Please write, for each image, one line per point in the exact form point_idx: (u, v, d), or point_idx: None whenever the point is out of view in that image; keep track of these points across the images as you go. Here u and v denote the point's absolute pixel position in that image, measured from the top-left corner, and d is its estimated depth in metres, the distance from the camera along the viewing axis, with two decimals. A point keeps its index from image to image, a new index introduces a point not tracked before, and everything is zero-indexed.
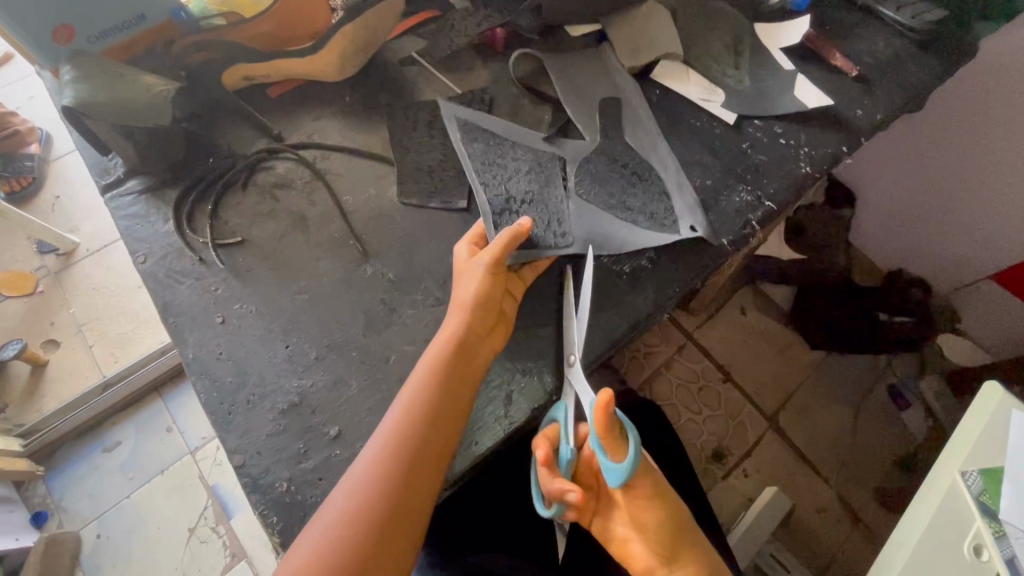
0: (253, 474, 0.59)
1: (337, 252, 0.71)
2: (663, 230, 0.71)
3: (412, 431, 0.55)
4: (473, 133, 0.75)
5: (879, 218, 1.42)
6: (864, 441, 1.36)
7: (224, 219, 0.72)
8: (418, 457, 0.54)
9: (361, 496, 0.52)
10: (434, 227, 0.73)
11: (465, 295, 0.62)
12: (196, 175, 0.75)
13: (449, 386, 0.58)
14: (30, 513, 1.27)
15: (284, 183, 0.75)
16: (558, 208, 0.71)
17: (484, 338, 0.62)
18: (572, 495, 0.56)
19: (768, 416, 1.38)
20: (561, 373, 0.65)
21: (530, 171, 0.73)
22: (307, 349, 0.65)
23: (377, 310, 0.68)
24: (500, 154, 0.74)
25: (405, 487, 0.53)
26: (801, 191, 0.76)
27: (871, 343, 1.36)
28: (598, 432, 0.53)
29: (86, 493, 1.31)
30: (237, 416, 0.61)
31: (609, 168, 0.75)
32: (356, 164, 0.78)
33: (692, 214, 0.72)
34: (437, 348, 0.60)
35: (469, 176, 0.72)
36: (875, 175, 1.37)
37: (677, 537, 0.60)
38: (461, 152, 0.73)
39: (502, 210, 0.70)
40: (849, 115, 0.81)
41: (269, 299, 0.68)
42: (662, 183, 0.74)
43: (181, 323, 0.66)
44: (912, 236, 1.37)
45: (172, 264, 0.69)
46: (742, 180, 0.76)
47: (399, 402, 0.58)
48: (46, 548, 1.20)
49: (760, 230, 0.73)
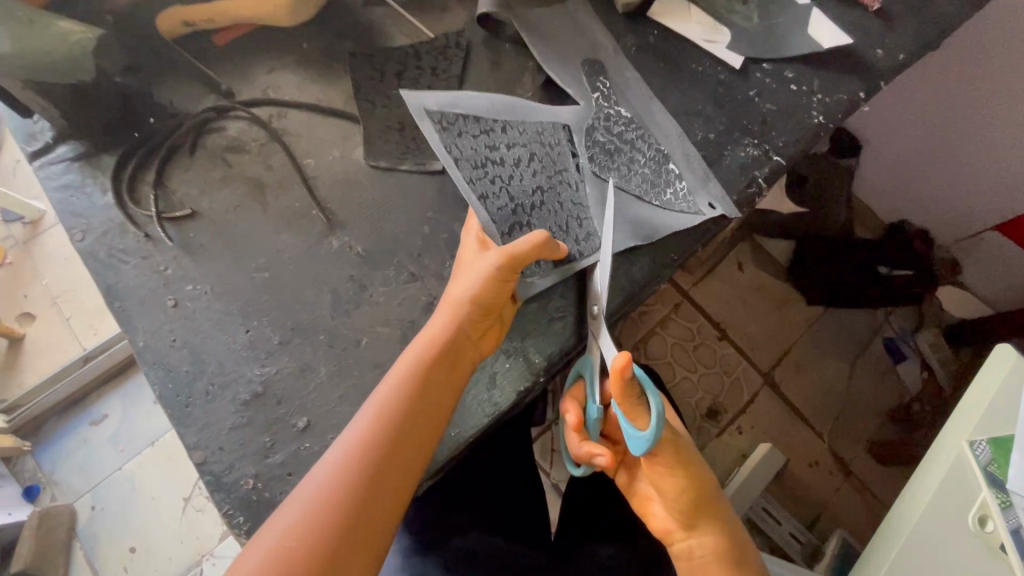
0: (216, 471, 0.54)
1: (299, 224, 0.64)
2: (682, 212, 0.64)
3: (382, 438, 0.50)
4: (455, 126, 0.64)
5: (883, 169, 1.30)
6: (858, 393, 1.33)
7: (170, 188, 0.64)
8: (385, 467, 0.49)
9: (316, 514, 0.46)
10: (406, 193, 0.66)
11: (461, 291, 0.56)
12: (136, 138, 0.66)
13: (427, 391, 0.53)
14: (21, 487, 1.24)
15: (237, 146, 0.67)
16: (570, 210, 0.63)
17: (472, 338, 0.56)
18: (601, 459, 0.57)
19: (764, 373, 1.34)
20: (550, 355, 0.61)
21: (531, 165, 0.64)
22: (270, 334, 0.59)
23: (345, 288, 0.62)
24: (492, 149, 0.64)
25: (367, 501, 0.48)
26: (812, 145, 0.69)
27: (869, 300, 1.31)
28: (615, 397, 0.48)
29: (77, 467, 1.29)
30: (196, 409, 0.56)
31: (613, 148, 0.67)
32: (317, 122, 0.69)
33: (708, 188, 0.65)
34: (417, 349, 0.55)
35: (462, 188, 0.62)
36: (884, 119, 1.22)
37: (700, 507, 0.53)
38: (447, 157, 0.62)
39: (510, 224, 0.62)
40: (868, 55, 0.72)
41: (225, 279, 0.61)
42: (671, 157, 0.67)
43: (129, 308, 0.60)
44: (917, 188, 1.26)
45: (114, 242, 0.62)
46: (748, 133, 0.68)
47: (368, 407, 0.52)
48: (40, 522, 1.17)
49: (766, 188, 0.66)
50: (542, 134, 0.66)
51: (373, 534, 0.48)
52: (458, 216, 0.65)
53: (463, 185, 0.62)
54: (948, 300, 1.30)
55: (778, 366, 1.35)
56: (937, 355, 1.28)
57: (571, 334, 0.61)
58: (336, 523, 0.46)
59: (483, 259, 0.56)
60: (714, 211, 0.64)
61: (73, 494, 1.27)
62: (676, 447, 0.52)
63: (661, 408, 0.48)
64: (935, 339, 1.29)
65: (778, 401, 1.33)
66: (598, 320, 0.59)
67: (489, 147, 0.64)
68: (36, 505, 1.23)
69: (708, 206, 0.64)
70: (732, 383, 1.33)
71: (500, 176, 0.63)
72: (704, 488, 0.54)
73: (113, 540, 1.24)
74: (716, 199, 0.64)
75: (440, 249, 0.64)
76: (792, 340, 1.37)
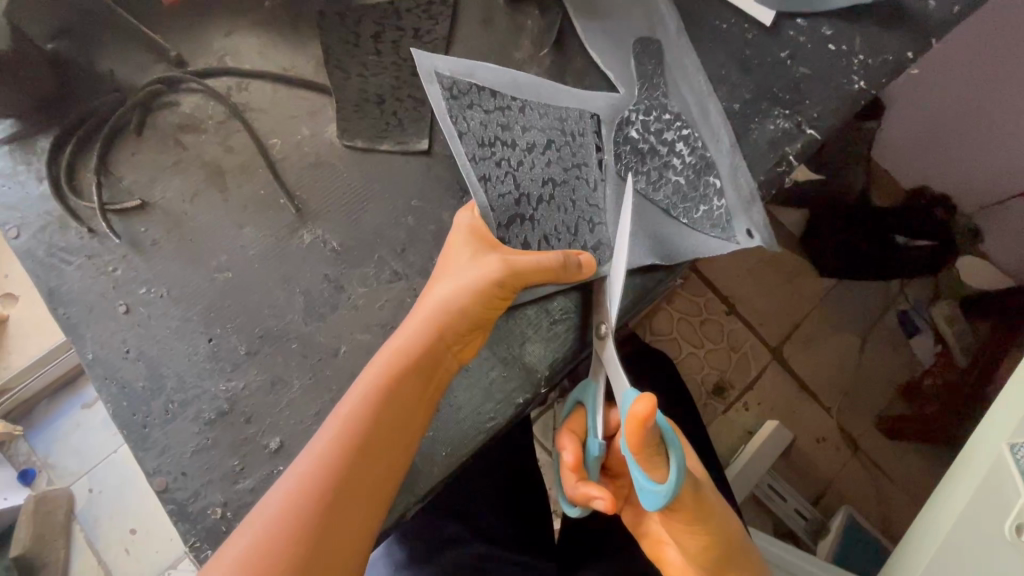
0: (179, 500, 0.49)
1: (266, 214, 0.57)
2: (714, 236, 0.55)
3: (338, 464, 0.42)
4: (467, 96, 0.54)
5: (913, 123, 0.96)
6: (872, 366, 1.03)
7: (117, 176, 0.57)
8: (343, 498, 0.41)
9: (252, 560, 0.38)
10: (386, 178, 0.58)
11: (448, 297, 0.48)
12: (74, 116, 0.58)
13: (398, 407, 0.45)
14: (16, 471, 1.03)
15: (190, 124, 0.59)
16: (584, 210, 0.55)
17: (453, 349, 0.49)
18: (599, 502, 0.48)
19: (769, 347, 1.05)
20: (553, 363, 0.54)
21: (547, 153, 0.55)
22: (236, 343, 0.53)
23: (320, 289, 0.55)
24: (504, 128, 0.55)
25: (318, 541, 0.40)
26: (852, 114, 0.59)
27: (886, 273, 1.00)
28: (631, 447, 0.41)
29: (74, 447, 1.06)
30: (155, 430, 0.51)
31: (648, 148, 0.57)
32: (282, 95, 0.60)
33: (748, 212, 0.55)
34: (388, 358, 0.46)
35: (463, 166, 0.53)
36: (957, 52, 0.84)
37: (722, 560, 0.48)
38: (451, 130, 0.53)
39: (510, 217, 0.54)
40: (921, 4, 0.60)
41: (183, 281, 0.55)
42: (714, 168, 0.57)
43: (75, 316, 0.53)
44: (946, 150, 0.95)
45: (54, 239, 0.55)
46: (778, 102, 0.59)
47: (325, 425, 0.44)
48: (37, 506, 0.99)
49: (798, 167, 0.57)
50: (566, 120, 0.56)
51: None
52: (447, 203, 0.58)
53: (462, 160, 0.53)
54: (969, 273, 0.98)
55: (785, 338, 1.05)
56: (952, 330, 0.97)
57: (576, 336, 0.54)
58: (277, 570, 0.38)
59: (480, 265, 0.49)
60: (749, 240, 0.55)
61: (72, 476, 1.05)
62: (694, 503, 0.44)
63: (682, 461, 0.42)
64: (953, 311, 0.98)
65: (782, 373, 1.04)
66: (604, 340, 0.52)
67: (499, 131, 0.55)
68: (32, 489, 1.03)
69: (744, 234, 0.55)
70: (733, 356, 1.04)
71: (505, 167, 0.54)
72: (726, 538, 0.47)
73: (114, 520, 1.04)
74: (755, 226, 0.55)
75: (426, 242, 0.56)
76: (804, 304, 1.06)
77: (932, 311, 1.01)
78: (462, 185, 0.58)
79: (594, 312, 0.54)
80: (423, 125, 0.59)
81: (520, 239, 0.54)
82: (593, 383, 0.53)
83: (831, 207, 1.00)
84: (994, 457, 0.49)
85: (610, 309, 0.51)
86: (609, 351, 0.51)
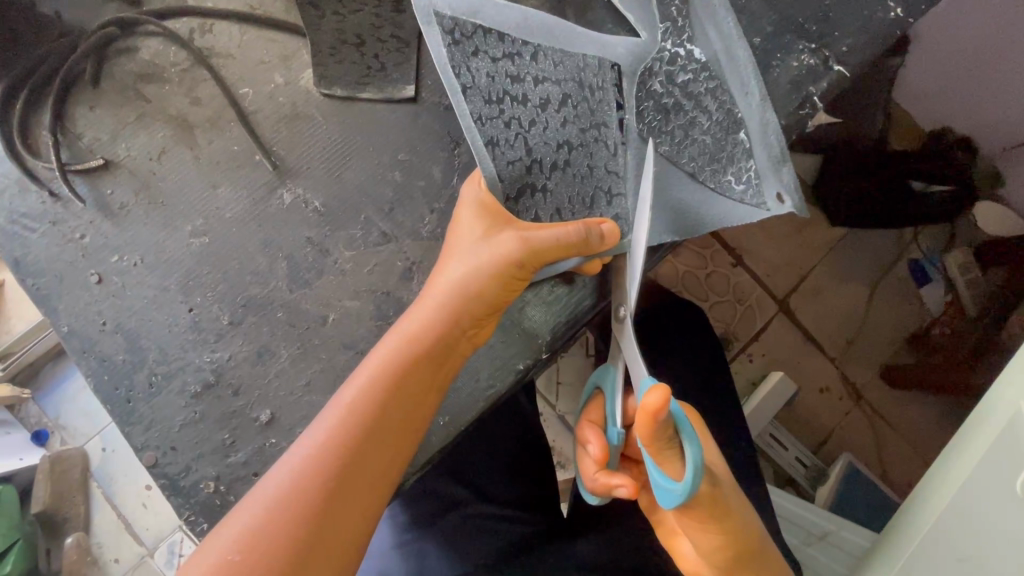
0: (171, 474, 0.48)
1: (241, 173, 0.52)
2: (740, 203, 0.49)
3: (342, 452, 0.38)
4: (472, 41, 0.46)
5: (944, 53, 0.87)
6: (879, 316, 0.98)
7: (77, 135, 0.53)
8: (347, 489, 0.38)
9: (244, 547, 0.35)
10: (370, 130, 0.53)
11: (463, 279, 0.44)
12: (22, 66, 0.53)
13: (405, 398, 0.41)
14: (29, 433, 0.98)
15: (152, 73, 0.54)
16: (602, 177, 0.49)
17: (467, 333, 0.46)
18: (621, 490, 0.47)
19: (775, 297, 1.00)
20: (554, 326, 0.51)
21: (563, 110, 0.48)
22: (218, 313, 0.50)
23: (304, 253, 0.51)
24: (513, 81, 0.47)
25: (318, 534, 0.36)
26: (886, 46, 0.52)
27: (898, 221, 0.94)
28: (644, 441, 0.40)
29: (87, 407, 1.01)
30: (139, 404, 0.49)
31: (672, 104, 0.49)
32: (250, 38, 0.54)
33: (778, 173, 0.48)
34: (399, 343, 0.43)
35: (467, 128, 0.46)
36: None
37: (744, 560, 0.46)
38: (453, 83, 0.45)
39: (520, 187, 0.48)
40: None
41: (156, 247, 0.51)
42: (743, 123, 0.49)
43: (46, 287, 0.51)
44: (974, 87, 0.86)
45: (15, 204, 0.52)
46: (804, 34, 0.52)
47: (327, 411, 0.40)
48: (52, 466, 0.95)
49: (822, 109, 0.52)
50: (584, 71, 0.49)
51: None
52: (437, 156, 0.53)
53: (467, 121, 0.46)
54: (984, 218, 0.90)
55: (791, 289, 1.00)
56: (964, 278, 0.91)
57: (583, 297, 0.51)
58: (272, 565, 0.35)
59: (498, 243, 0.45)
60: (779, 206, 0.48)
61: (83, 437, 1.00)
62: (714, 504, 0.42)
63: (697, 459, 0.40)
64: (966, 258, 0.91)
65: (788, 326, 0.99)
66: (621, 323, 0.48)
67: (507, 87, 0.47)
68: (46, 451, 0.98)
69: (774, 199, 0.48)
70: (739, 308, 1.00)
71: (516, 130, 0.47)
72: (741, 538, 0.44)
73: (129, 477, 0.99)
74: (787, 188, 0.48)
75: (416, 200, 0.52)
76: (815, 255, 1.00)
77: (943, 258, 0.94)
78: (452, 136, 0.53)
79: (618, 285, 0.49)
80: (408, 68, 0.53)
81: (533, 212, 0.48)
82: (615, 367, 0.51)
83: (841, 153, 0.93)
84: (1012, 414, 0.43)
85: (630, 290, 0.47)
86: (628, 328, 0.47)
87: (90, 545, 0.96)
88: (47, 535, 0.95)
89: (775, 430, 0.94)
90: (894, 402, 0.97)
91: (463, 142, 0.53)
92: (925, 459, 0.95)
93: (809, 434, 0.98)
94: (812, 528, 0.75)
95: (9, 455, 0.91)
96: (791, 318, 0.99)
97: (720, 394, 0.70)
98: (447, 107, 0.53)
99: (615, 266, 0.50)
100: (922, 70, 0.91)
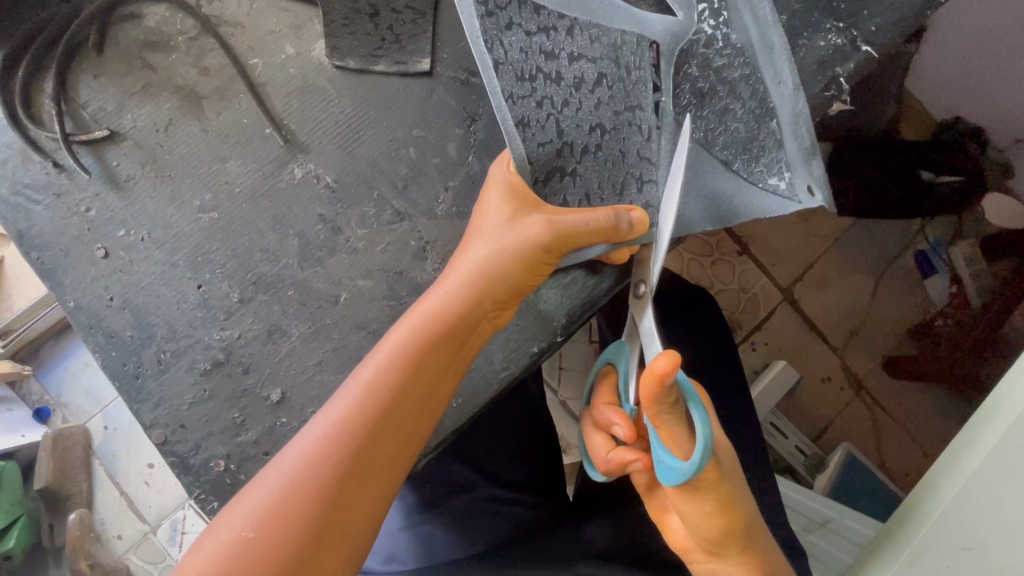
0: (180, 453, 0.48)
1: (251, 146, 0.51)
2: (773, 194, 0.47)
3: (362, 434, 0.38)
4: (506, 13, 0.44)
5: (959, 43, 0.84)
6: (891, 306, 0.97)
7: (83, 106, 0.51)
8: (365, 471, 0.37)
9: (257, 532, 0.34)
10: (384, 104, 0.52)
11: (489, 262, 0.44)
12: (25, 32, 0.51)
13: (426, 380, 0.41)
14: (31, 409, 0.98)
15: (158, 41, 0.52)
16: (634, 163, 0.48)
17: (489, 316, 0.45)
18: (635, 465, 0.48)
19: (780, 287, 0.99)
20: (573, 310, 0.50)
21: (597, 91, 0.47)
22: (227, 290, 0.49)
23: (315, 231, 0.50)
24: (547, 58, 0.46)
25: (333, 513, 0.36)
26: (917, 25, 0.50)
27: (910, 212, 0.92)
28: (651, 407, 0.42)
29: (87, 387, 1.00)
30: (148, 381, 0.49)
31: (708, 89, 0.47)
32: (260, 6, 0.53)
33: (808, 166, 0.46)
34: (418, 322, 0.42)
35: (499, 106, 0.44)
36: None
37: (737, 539, 0.46)
38: (485, 58, 0.43)
39: (549, 170, 0.47)
40: None
41: (165, 222, 0.50)
42: (775, 113, 0.47)
43: (51, 260, 0.50)
44: (989, 79, 0.84)
45: (18, 174, 0.50)
46: (832, 11, 0.50)
47: (343, 393, 0.39)
48: (54, 444, 0.93)
49: (849, 90, 0.50)
50: (620, 49, 0.47)
51: (336, 560, 0.36)
52: (453, 133, 0.51)
53: (499, 101, 0.44)
54: (992, 212, 0.88)
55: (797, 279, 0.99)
56: (969, 271, 0.90)
57: (602, 279, 0.50)
58: (286, 546, 0.34)
59: (525, 227, 0.44)
60: (810, 199, 0.46)
61: (85, 415, 0.99)
62: (717, 478, 0.43)
63: (707, 438, 0.40)
64: (972, 251, 0.90)
65: (793, 315, 0.98)
66: (641, 301, 0.47)
67: (541, 65, 0.45)
68: (48, 428, 0.97)
69: (804, 192, 0.47)
70: (744, 297, 0.99)
71: (549, 111, 0.46)
72: (741, 520, 0.45)
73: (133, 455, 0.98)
74: (817, 182, 0.46)
75: (431, 177, 0.51)
76: (826, 245, 0.98)
77: (950, 250, 0.93)
78: (468, 112, 0.52)
79: (646, 271, 0.48)
80: (424, 41, 0.51)
81: (561, 196, 0.48)
82: (630, 347, 0.50)
83: (856, 138, 0.90)
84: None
85: (654, 267, 0.46)
86: (649, 314, 0.46)
87: (94, 521, 0.96)
88: (50, 510, 0.95)
89: (779, 419, 0.94)
90: (902, 394, 0.96)
91: (479, 119, 0.51)
92: (923, 448, 0.94)
93: (813, 424, 0.97)
94: (813, 515, 0.75)
95: (9, 430, 0.90)
96: (796, 308, 0.98)
97: (730, 382, 0.70)
98: (465, 83, 0.52)
99: (640, 255, 0.49)
100: (935, 55, 0.88)
